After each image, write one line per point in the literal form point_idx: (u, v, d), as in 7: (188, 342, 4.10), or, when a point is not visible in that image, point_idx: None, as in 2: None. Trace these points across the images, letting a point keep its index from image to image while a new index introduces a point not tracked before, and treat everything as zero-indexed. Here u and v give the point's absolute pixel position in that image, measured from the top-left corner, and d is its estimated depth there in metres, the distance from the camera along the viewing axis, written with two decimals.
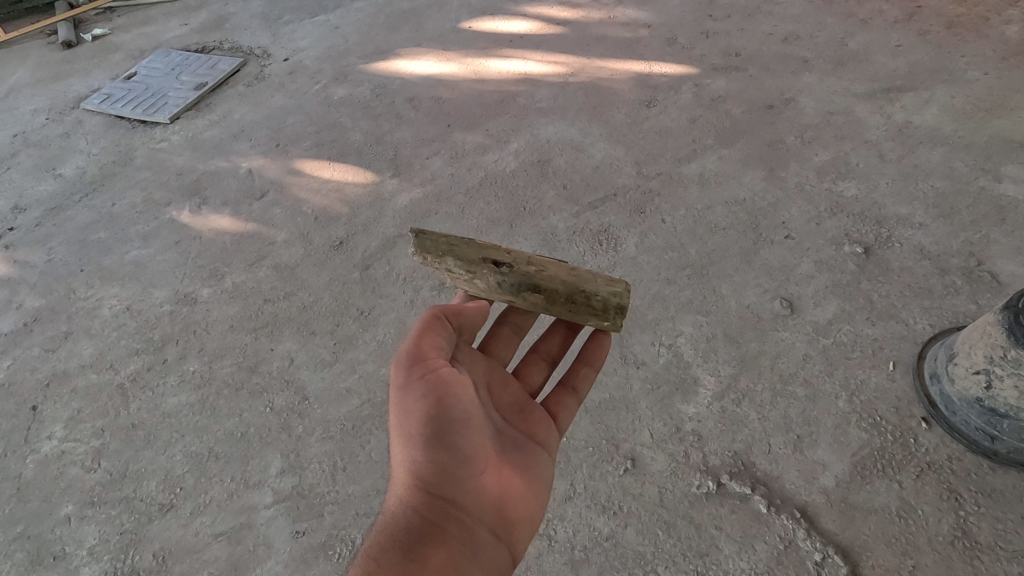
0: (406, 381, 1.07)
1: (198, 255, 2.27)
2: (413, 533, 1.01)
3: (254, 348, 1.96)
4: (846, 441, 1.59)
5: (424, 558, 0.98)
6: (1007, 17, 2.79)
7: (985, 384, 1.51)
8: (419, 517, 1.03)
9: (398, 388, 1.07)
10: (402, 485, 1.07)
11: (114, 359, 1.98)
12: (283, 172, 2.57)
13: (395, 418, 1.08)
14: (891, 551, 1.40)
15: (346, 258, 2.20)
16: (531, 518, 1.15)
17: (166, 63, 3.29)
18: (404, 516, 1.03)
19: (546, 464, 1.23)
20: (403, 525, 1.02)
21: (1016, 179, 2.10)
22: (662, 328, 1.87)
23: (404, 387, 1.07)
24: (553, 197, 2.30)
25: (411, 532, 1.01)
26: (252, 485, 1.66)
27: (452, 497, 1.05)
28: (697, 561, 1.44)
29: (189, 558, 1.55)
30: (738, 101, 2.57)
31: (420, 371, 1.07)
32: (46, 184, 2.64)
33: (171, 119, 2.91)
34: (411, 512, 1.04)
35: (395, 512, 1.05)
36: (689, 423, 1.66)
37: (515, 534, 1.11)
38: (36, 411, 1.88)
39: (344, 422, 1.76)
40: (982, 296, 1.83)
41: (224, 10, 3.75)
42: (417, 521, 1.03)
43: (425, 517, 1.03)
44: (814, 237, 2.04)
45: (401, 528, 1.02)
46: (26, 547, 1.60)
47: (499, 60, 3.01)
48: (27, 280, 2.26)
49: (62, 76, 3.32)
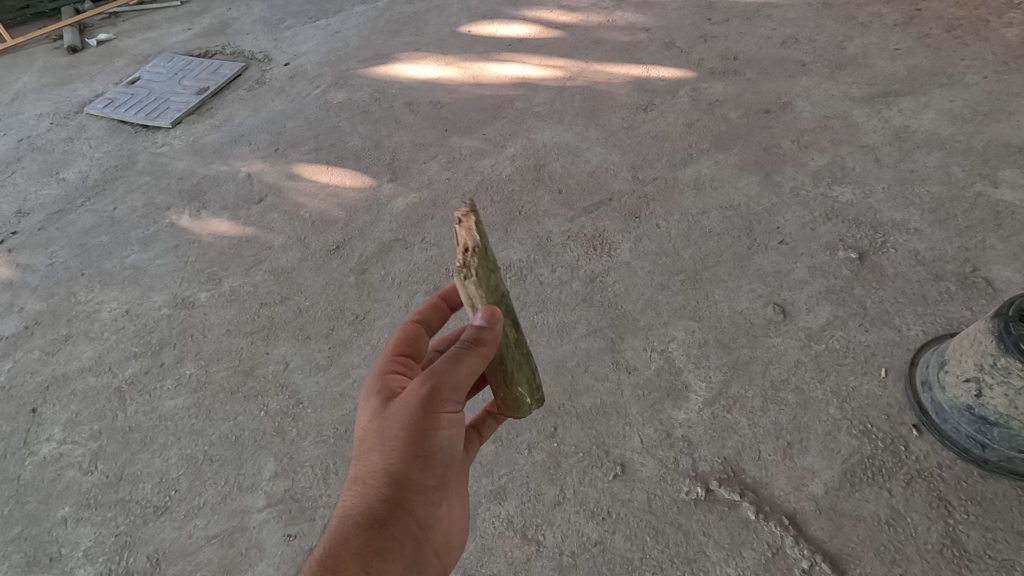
0: (425, 399, 0.99)
1: (197, 259, 2.30)
2: (373, 546, 0.94)
3: (250, 352, 1.98)
4: (836, 448, 1.58)
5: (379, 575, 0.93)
6: (1009, 19, 2.77)
7: (976, 392, 1.50)
8: (383, 530, 0.96)
9: (412, 398, 0.99)
10: (370, 489, 0.99)
11: (113, 362, 2.00)
12: (282, 176, 2.59)
13: (392, 423, 1.00)
14: (879, 560, 1.40)
15: (342, 262, 2.21)
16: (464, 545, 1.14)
17: (168, 68, 3.32)
18: (366, 523, 0.96)
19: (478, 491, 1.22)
20: (365, 535, 0.95)
21: (1013, 184, 2.09)
22: (654, 334, 1.87)
23: (421, 404, 0.99)
24: (549, 202, 2.31)
25: (372, 544, 0.94)
26: (246, 488, 1.68)
27: (419, 516, 1.00)
28: (684, 568, 1.44)
29: (183, 560, 1.57)
30: (735, 105, 2.57)
31: (442, 394, 1.00)
32: (50, 188, 2.68)
33: (172, 124, 2.94)
34: (373, 521, 0.96)
35: (355, 517, 0.96)
36: (679, 429, 1.66)
37: (452, 560, 1.09)
38: (35, 413, 1.91)
39: (338, 426, 1.77)
40: (977, 302, 1.81)
41: (227, 15, 3.78)
42: (380, 533, 0.96)
43: (392, 534, 0.96)
44: (808, 243, 2.03)
45: (363, 538, 0.94)
46: (23, 548, 1.63)
47: (497, 65, 3.03)
48: (29, 284, 2.29)
49: (67, 81, 3.36)
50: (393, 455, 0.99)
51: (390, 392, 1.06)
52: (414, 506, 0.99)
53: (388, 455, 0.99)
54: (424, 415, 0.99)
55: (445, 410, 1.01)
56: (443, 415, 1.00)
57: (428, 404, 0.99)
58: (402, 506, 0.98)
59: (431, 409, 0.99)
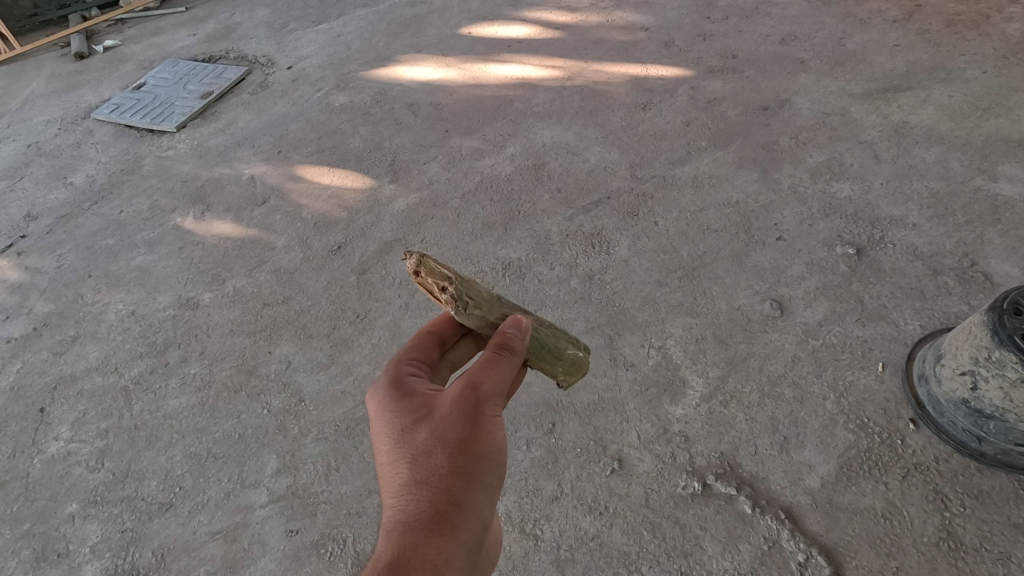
0: (474, 397, 0.96)
1: (201, 261, 2.33)
2: (445, 552, 0.87)
3: (253, 351, 2.01)
4: (833, 442, 1.59)
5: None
6: (1009, 14, 2.76)
7: (971, 385, 1.50)
8: (452, 533, 0.89)
9: (463, 401, 0.96)
10: (431, 494, 0.92)
11: (118, 362, 2.04)
12: (284, 178, 2.63)
13: (446, 425, 0.95)
14: (875, 553, 1.41)
15: (344, 263, 2.24)
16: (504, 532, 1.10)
17: (174, 73, 3.37)
18: (432, 529, 0.89)
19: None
20: (435, 542, 0.88)
21: (1012, 178, 2.09)
22: (651, 330, 1.88)
23: (472, 403, 0.96)
24: (548, 201, 2.32)
25: (444, 551, 0.87)
26: (249, 485, 1.71)
27: (481, 516, 0.95)
28: (681, 562, 1.45)
29: (187, 556, 1.60)
30: (734, 103, 2.58)
31: (490, 392, 0.98)
32: (57, 192, 2.73)
33: (177, 128, 2.98)
34: (440, 526, 0.90)
35: (421, 524, 0.90)
36: (676, 424, 1.67)
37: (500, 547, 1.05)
38: (44, 413, 1.95)
39: (339, 424, 1.80)
40: (975, 297, 1.81)
41: (231, 20, 3.83)
42: (448, 539, 0.89)
43: (465, 538, 0.90)
44: (806, 239, 2.04)
45: (434, 547, 0.87)
46: (33, 544, 1.66)
47: (497, 66, 3.05)
48: (37, 286, 2.33)
49: (75, 87, 3.41)
50: (453, 457, 0.94)
51: (428, 394, 1.01)
52: (477, 507, 0.94)
53: (445, 458, 0.94)
54: (478, 414, 0.96)
55: (497, 407, 0.99)
56: (496, 412, 0.99)
57: (484, 402, 0.97)
58: (467, 508, 0.93)
59: (482, 407, 0.97)
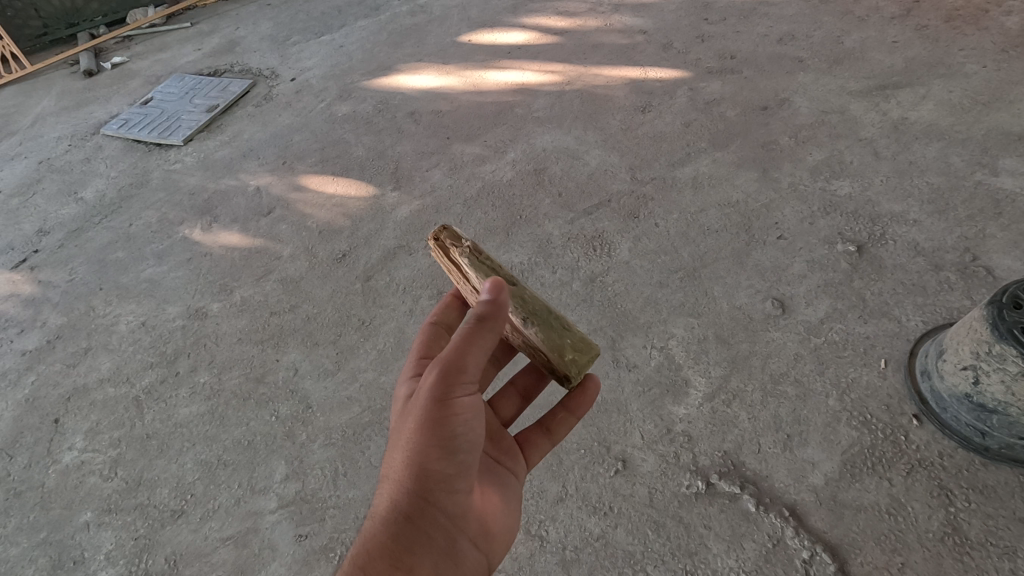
0: (439, 385, 0.95)
1: (209, 271, 2.37)
2: (402, 541, 0.92)
3: (260, 360, 2.04)
4: (836, 440, 1.59)
5: (410, 569, 0.91)
6: (1008, 8, 2.76)
7: (973, 379, 1.51)
8: (410, 525, 0.93)
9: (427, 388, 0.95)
10: (395, 485, 0.96)
11: (130, 373, 2.08)
12: (289, 189, 2.67)
13: (411, 418, 0.96)
14: (880, 548, 1.41)
15: (348, 270, 2.27)
16: (508, 530, 1.10)
17: (180, 88, 3.43)
18: (393, 519, 0.93)
19: (516, 486, 1.18)
20: (393, 532, 0.92)
21: (1012, 172, 2.08)
22: (654, 331, 1.90)
23: (435, 392, 0.94)
24: (549, 205, 2.34)
25: (402, 540, 0.92)
26: (258, 490, 1.73)
27: (445, 506, 0.97)
28: (685, 560, 1.45)
29: (199, 562, 1.62)
30: (732, 103, 2.59)
31: (458, 380, 0.96)
32: (69, 207, 2.78)
33: (184, 141, 3.03)
34: (401, 517, 0.93)
35: (385, 512, 0.94)
36: (679, 424, 1.68)
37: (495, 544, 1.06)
38: (58, 423, 1.98)
39: (346, 429, 1.82)
40: (978, 291, 1.81)
41: (235, 34, 3.90)
42: (408, 529, 0.93)
43: (420, 526, 0.94)
44: (806, 237, 2.05)
45: (389, 537, 0.92)
46: (48, 552, 1.69)
47: (496, 72, 3.08)
48: (50, 300, 2.38)
49: (84, 104, 3.48)
50: (412, 448, 0.94)
51: None
52: (438, 497, 0.96)
53: (406, 449, 0.95)
54: (442, 405, 0.95)
55: (462, 396, 0.96)
56: (463, 404, 0.96)
57: (444, 395, 0.95)
58: (426, 498, 0.94)
59: (447, 396, 0.95)
